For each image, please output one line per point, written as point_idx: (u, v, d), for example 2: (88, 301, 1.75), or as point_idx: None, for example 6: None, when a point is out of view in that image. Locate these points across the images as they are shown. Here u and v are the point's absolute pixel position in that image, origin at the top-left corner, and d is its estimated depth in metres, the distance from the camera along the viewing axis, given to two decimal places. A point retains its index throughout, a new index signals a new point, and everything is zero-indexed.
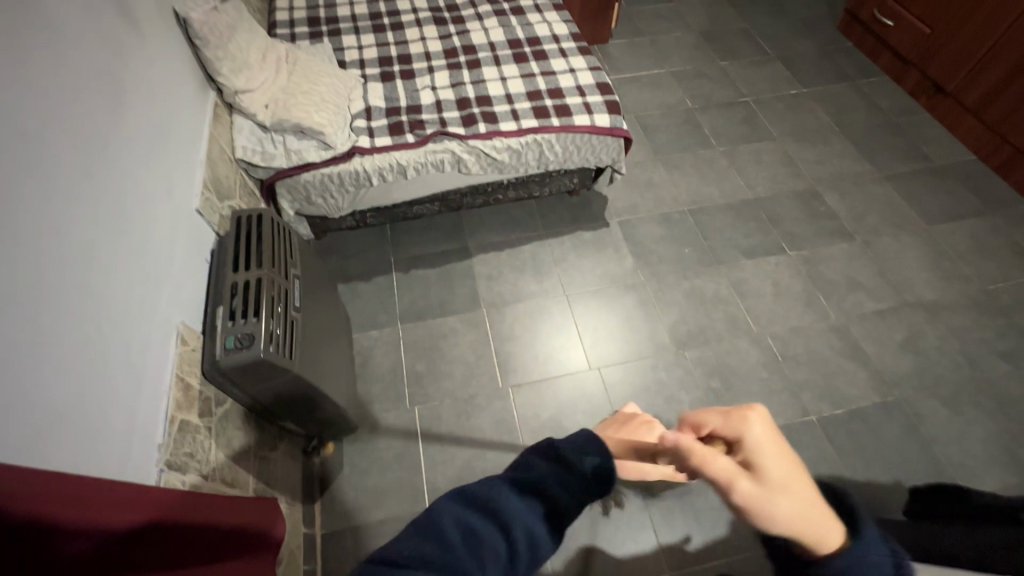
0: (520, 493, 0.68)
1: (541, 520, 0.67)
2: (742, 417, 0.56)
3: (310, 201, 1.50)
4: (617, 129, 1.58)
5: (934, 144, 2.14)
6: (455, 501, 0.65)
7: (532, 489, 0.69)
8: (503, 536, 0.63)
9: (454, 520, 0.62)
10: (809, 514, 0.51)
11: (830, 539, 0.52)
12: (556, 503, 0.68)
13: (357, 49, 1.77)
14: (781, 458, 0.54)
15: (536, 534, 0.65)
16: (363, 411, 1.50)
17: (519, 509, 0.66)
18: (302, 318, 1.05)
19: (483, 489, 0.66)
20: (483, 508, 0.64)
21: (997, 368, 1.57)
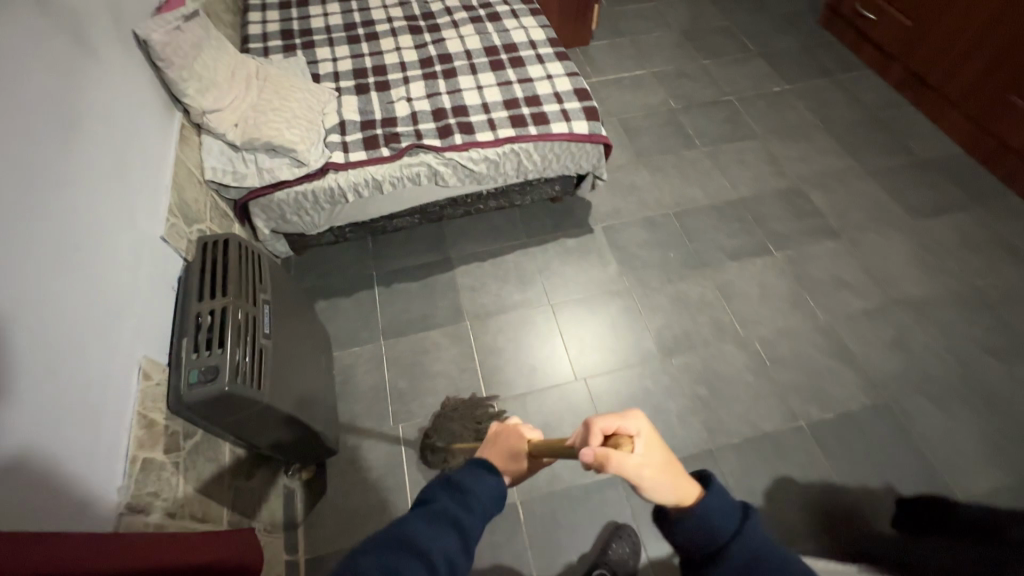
0: (431, 522, 0.69)
1: (455, 544, 0.68)
2: (633, 419, 0.64)
3: (285, 219, 1.48)
4: (596, 136, 1.55)
5: (918, 137, 2.13)
6: (371, 543, 0.64)
7: (443, 515, 0.70)
8: (425, 562, 0.64)
9: (373, 559, 0.62)
10: (679, 484, 0.64)
11: (688, 495, 0.66)
12: (466, 524, 0.71)
13: (331, 62, 1.74)
14: (662, 448, 0.64)
15: (455, 555, 0.67)
16: (347, 431, 1.48)
17: (433, 536, 0.67)
18: (273, 345, 1.03)
19: (395, 526, 0.67)
20: (399, 543, 0.65)
21: (986, 365, 1.55)
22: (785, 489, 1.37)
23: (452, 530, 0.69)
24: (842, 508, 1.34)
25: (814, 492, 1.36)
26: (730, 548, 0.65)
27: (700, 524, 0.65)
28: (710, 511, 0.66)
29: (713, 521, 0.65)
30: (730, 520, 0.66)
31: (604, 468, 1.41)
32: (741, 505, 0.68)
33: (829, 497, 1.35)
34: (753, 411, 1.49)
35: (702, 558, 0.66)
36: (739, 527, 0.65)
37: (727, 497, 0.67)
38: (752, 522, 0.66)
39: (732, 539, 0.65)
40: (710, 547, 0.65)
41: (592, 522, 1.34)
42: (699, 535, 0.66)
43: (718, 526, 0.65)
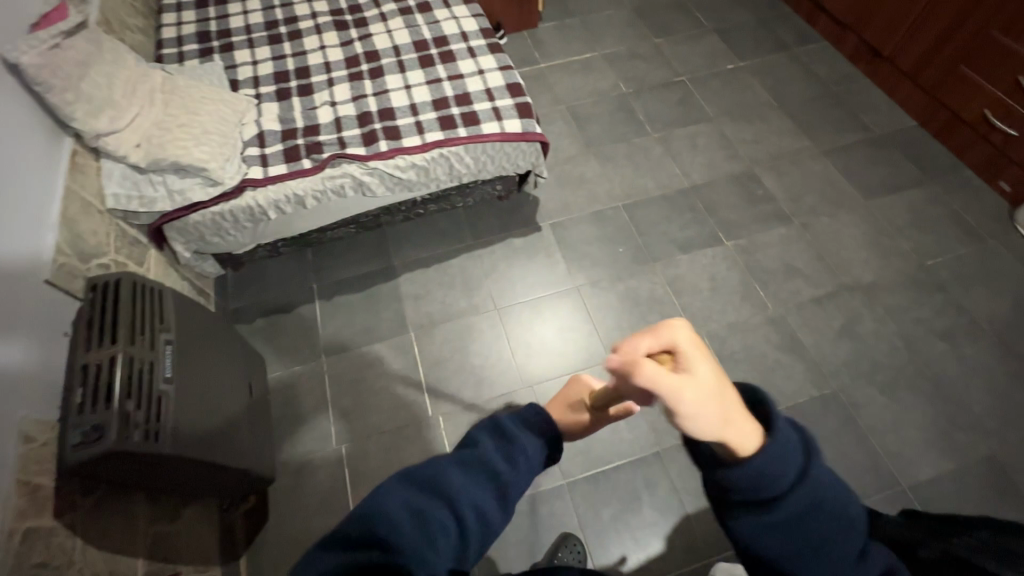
0: (466, 470, 0.62)
1: (491, 495, 0.61)
2: (671, 329, 0.48)
3: (206, 241, 1.41)
4: (529, 134, 1.48)
5: (874, 112, 2.07)
6: (398, 484, 0.59)
7: (481, 464, 0.63)
8: (451, 512, 0.58)
9: (399, 503, 0.57)
10: (732, 417, 0.50)
11: (750, 438, 0.51)
12: (507, 478, 0.63)
13: (251, 66, 1.64)
14: (709, 362, 0.49)
15: (488, 510, 0.61)
16: (288, 455, 1.45)
17: (466, 485, 0.61)
18: (176, 389, 0.98)
19: (426, 467, 0.61)
20: (428, 487, 0.59)
21: (934, 348, 1.54)
22: None
23: (488, 483, 0.62)
24: None
25: None
26: (788, 497, 0.51)
27: (761, 471, 0.51)
28: (775, 455, 0.51)
29: (777, 470, 0.50)
30: (794, 464, 0.51)
31: (550, 478, 1.39)
32: (805, 440, 0.53)
33: None
34: None
35: (747, 504, 0.52)
36: (805, 468, 0.52)
37: (791, 434, 0.52)
38: (817, 459, 0.52)
39: (792, 486, 0.51)
40: (768, 494, 0.51)
41: (539, 535, 1.33)
42: (753, 484, 0.51)
43: (784, 472, 0.51)
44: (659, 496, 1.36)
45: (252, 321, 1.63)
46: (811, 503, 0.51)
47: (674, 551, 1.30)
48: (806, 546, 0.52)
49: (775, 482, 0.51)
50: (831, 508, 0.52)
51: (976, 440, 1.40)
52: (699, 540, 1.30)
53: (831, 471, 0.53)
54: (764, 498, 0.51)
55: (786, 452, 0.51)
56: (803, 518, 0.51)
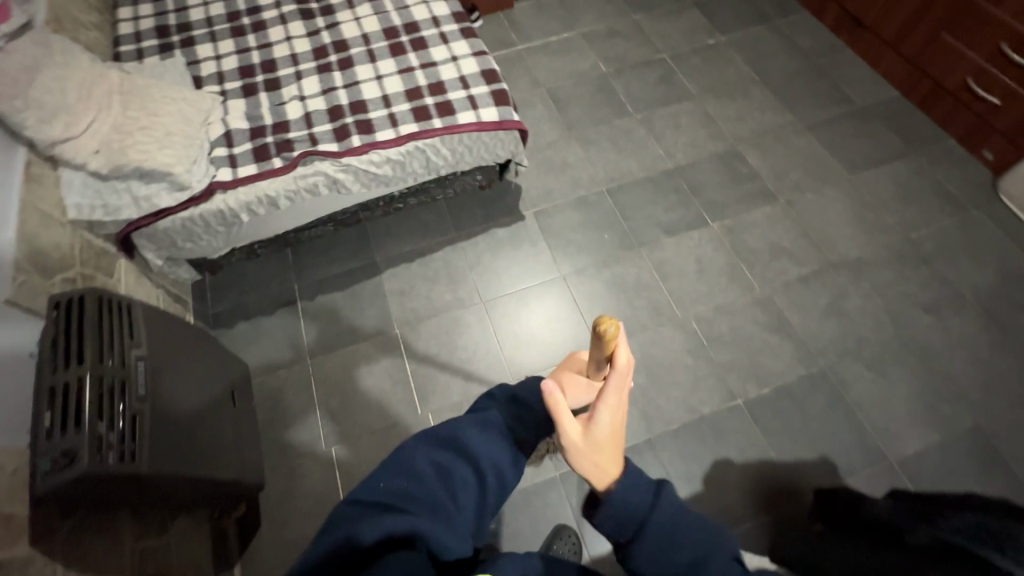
0: (483, 431, 0.73)
1: (506, 450, 0.73)
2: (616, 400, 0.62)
3: (177, 247, 1.36)
4: (507, 122, 1.44)
5: (857, 84, 2.04)
6: (425, 440, 0.70)
7: (494, 427, 0.74)
8: (471, 468, 0.68)
9: (424, 459, 0.67)
10: (590, 464, 0.65)
11: (604, 479, 0.66)
12: (518, 440, 0.75)
13: (214, 61, 1.57)
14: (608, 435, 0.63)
15: (503, 466, 0.72)
16: (276, 460, 1.43)
17: (483, 445, 0.71)
18: (151, 406, 0.96)
19: (447, 428, 0.72)
20: (450, 445, 0.70)
21: (920, 322, 1.55)
22: (724, 472, 1.36)
23: (503, 444, 0.73)
24: (778, 483, 1.35)
25: (751, 471, 1.36)
26: (647, 525, 0.64)
27: (619, 504, 0.65)
28: (627, 487, 0.65)
29: (629, 501, 0.65)
30: (646, 496, 0.66)
31: (543, 470, 1.39)
32: (656, 479, 0.68)
33: (766, 474, 1.36)
34: (691, 394, 1.47)
35: (623, 540, 0.65)
36: (657, 501, 0.66)
37: (641, 476, 0.67)
38: (667, 494, 0.67)
39: (648, 515, 0.65)
40: (636, 529, 0.65)
41: (533, 527, 1.33)
42: (619, 519, 0.65)
43: (637, 503, 0.65)
44: None
45: (233, 325, 1.60)
46: (667, 527, 0.64)
47: None
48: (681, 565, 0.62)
49: (633, 514, 0.65)
50: (688, 528, 0.65)
51: (962, 411, 1.42)
52: None
53: (680, 499, 0.67)
54: (631, 529, 0.65)
55: (636, 486, 0.66)
56: (667, 543, 0.64)
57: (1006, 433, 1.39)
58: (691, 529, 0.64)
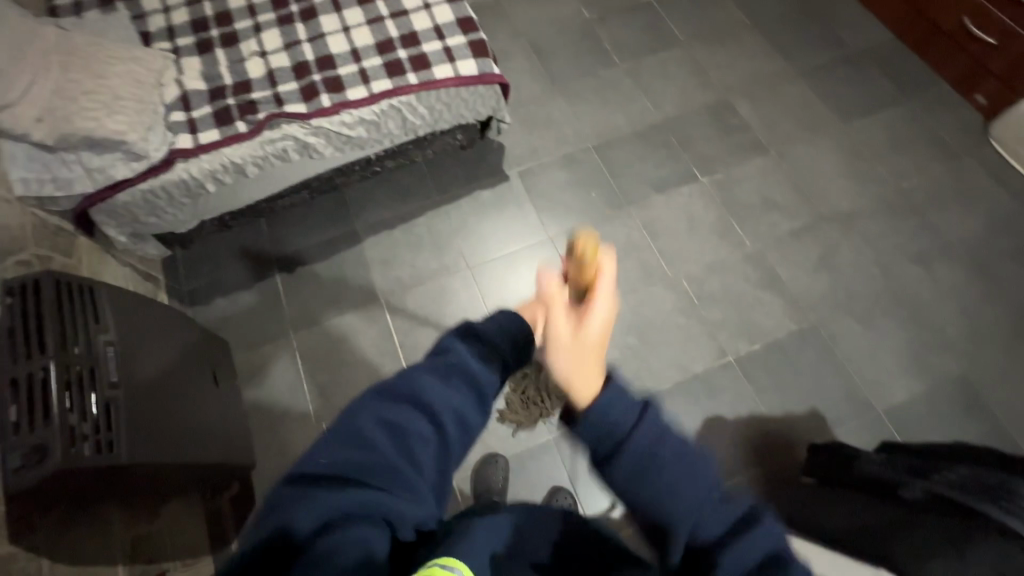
0: (443, 377, 0.62)
1: (470, 399, 0.63)
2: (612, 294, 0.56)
3: (140, 222, 1.27)
4: (487, 76, 1.34)
5: (851, 26, 1.96)
6: (375, 396, 0.60)
7: (455, 369, 0.63)
8: (430, 422, 0.59)
9: (373, 419, 0.58)
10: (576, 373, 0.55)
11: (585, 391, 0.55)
12: (486, 381, 0.65)
13: (162, 13, 1.43)
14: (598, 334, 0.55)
15: (467, 412, 0.62)
16: (266, 437, 1.41)
17: (443, 393, 0.61)
18: (126, 393, 0.91)
19: (400, 379, 0.62)
20: (404, 398, 0.60)
21: (908, 273, 1.55)
22: (715, 429, 1.38)
23: (468, 389, 0.63)
24: (768, 438, 1.37)
25: (742, 427, 1.38)
26: (626, 446, 0.52)
27: (601, 418, 0.52)
28: (610, 405, 0.53)
29: (609, 413, 0.52)
30: (631, 410, 0.53)
31: (537, 434, 1.39)
32: (640, 397, 0.54)
33: (757, 429, 1.38)
34: (682, 354, 1.46)
35: (599, 457, 0.53)
36: (643, 417, 0.53)
37: (629, 391, 0.53)
38: (655, 414, 0.53)
39: (628, 435, 0.52)
40: (613, 446, 0.52)
41: (530, 491, 1.34)
42: (594, 434, 0.52)
43: (618, 418, 0.52)
44: None
45: (210, 301, 1.53)
46: (650, 446, 0.52)
47: None
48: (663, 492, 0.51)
49: (610, 423, 0.52)
50: (679, 454, 0.52)
51: (946, 360, 1.44)
52: None
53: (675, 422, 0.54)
54: (608, 447, 0.52)
55: (620, 404, 0.53)
56: (648, 468, 0.51)
57: (988, 380, 1.42)
58: (680, 454, 0.52)
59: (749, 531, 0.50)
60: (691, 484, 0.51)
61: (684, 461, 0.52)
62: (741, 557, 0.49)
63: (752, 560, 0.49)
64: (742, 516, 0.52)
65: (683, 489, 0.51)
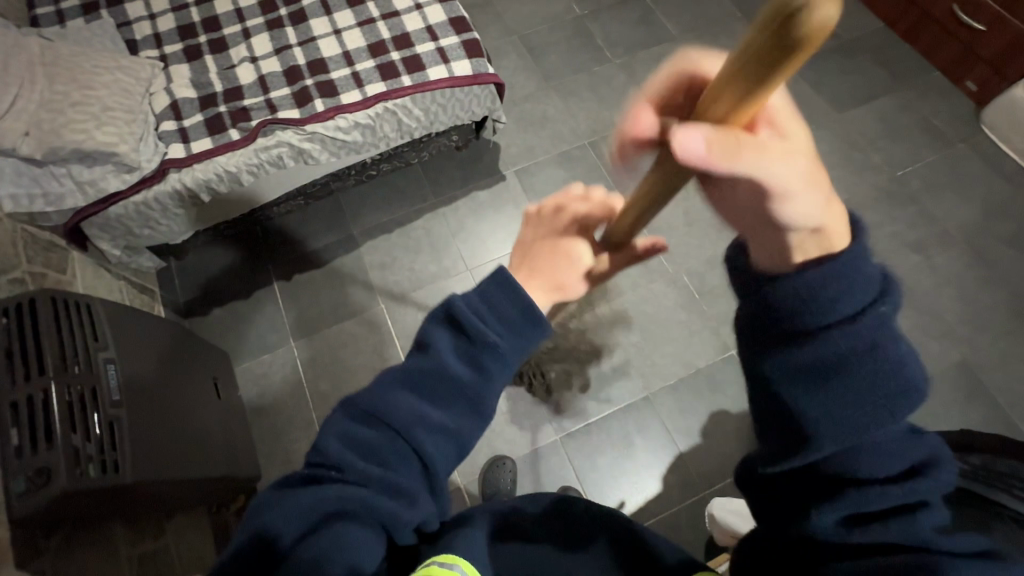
0: (417, 387, 0.58)
1: (449, 408, 0.58)
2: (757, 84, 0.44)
3: (134, 235, 1.25)
4: (482, 76, 1.33)
5: (841, 15, 1.96)
6: (347, 412, 0.57)
7: (430, 377, 0.58)
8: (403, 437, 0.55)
9: (342, 439, 0.55)
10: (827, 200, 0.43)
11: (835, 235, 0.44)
12: (468, 381, 0.59)
13: (148, 20, 1.40)
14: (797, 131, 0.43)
15: (449, 422, 0.57)
16: (271, 447, 1.39)
17: (417, 406, 0.56)
18: (129, 410, 0.90)
19: (371, 391, 0.58)
20: (377, 413, 0.56)
21: (906, 261, 1.56)
22: (721, 424, 1.38)
23: (448, 394, 0.58)
24: None
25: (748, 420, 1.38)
26: (834, 331, 0.44)
27: (805, 289, 0.44)
28: (845, 274, 0.43)
29: (837, 289, 0.44)
30: (862, 296, 0.44)
31: (544, 434, 1.39)
32: (883, 287, 0.45)
33: None
34: (685, 349, 1.47)
35: (795, 325, 0.46)
36: (862, 310, 0.44)
37: (872, 270, 0.44)
38: (888, 311, 0.44)
39: (843, 321, 0.44)
40: (808, 317, 0.45)
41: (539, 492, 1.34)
42: (792, 302, 0.45)
43: (833, 297, 0.44)
44: (650, 438, 1.38)
45: (207, 312, 1.51)
46: (868, 343, 0.44)
47: (670, 489, 1.33)
48: (869, 395, 0.44)
49: (826, 296, 0.44)
50: (896, 362, 0.44)
51: (947, 346, 1.46)
52: (692, 476, 1.34)
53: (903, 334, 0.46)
54: (809, 324, 0.45)
55: (852, 282, 0.44)
56: (841, 365, 0.44)
57: (988, 364, 1.43)
58: (897, 372, 0.44)
59: (924, 481, 0.44)
60: (886, 410, 0.44)
61: (893, 383, 0.44)
62: (882, 495, 0.44)
63: (900, 504, 0.44)
64: (922, 463, 0.45)
65: (873, 409, 0.44)
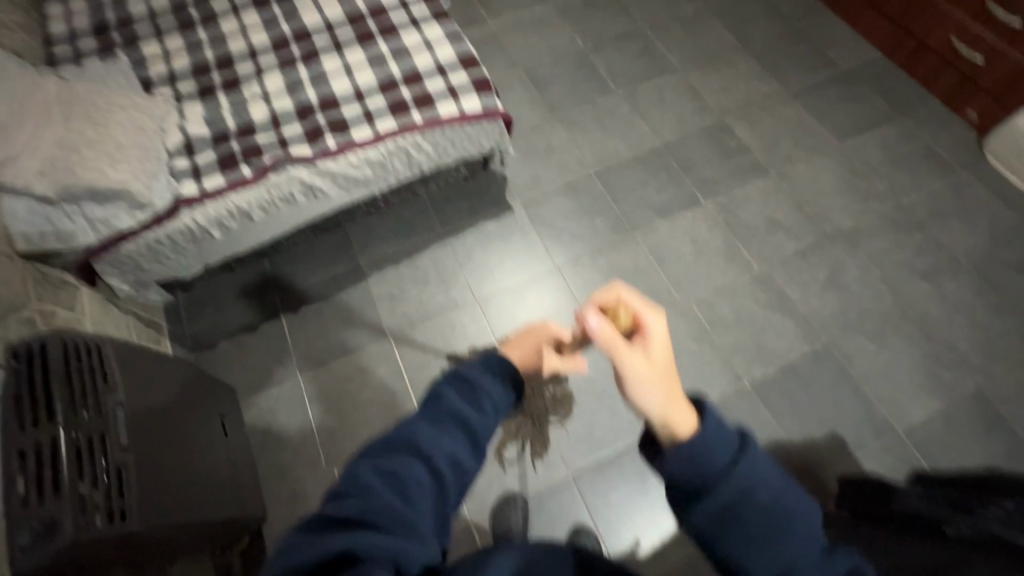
0: (434, 424, 0.62)
1: (461, 444, 0.62)
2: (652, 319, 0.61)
3: (144, 270, 1.25)
4: (490, 111, 1.34)
5: (839, 46, 2.00)
6: (371, 453, 0.59)
7: (445, 417, 0.63)
8: (426, 467, 0.58)
9: (370, 472, 0.56)
10: (674, 404, 0.56)
11: (686, 419, 0.55)
12: (476, 424, 0.64)
13: (164, 60, 1.43)
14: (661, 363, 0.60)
15: (462, 457, 0.62)
16: (276, 485, 1.36)
17: (437, 441, 0.61)
18: (137, 456, 0.87)
19: (391, 432, 0.61)
20: (401, 449, 0.59)
21: (916, 289, 1.55)
22: None
23: (458, 432, 0.63)
24: (790, 463, 1.35)
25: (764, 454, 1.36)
26: (721, 489, 0.52)
27: (691, 456, 0.53)
28: (706, 441, 0.53)
29: (709, 452, 0.53)
30: (727, 449, 0.53)
31: (555, 469, 1.36)
32: (739, 435, 0.55)
33: (778, 455, 1.35)
34: (697, 381, 1.45)
35: (688, 492, 0.53)
36: (737, 459, 0.53)
37: (725, 422, 0.55)
38: (753, 452, 0.54)
39: (723, 477, 0.52)
40: (700, 482, 0.53)
41: (551, 530, 1.30)
42: (684, 473, 0.53)
43: (713, 456, 0.53)
44: None
45: (214, 345, 1.50)
46: (747, 489, 0.52)
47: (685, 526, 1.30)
48: (765, 532, 0.52)
49: (702, 463, 0.53)
50: (768, 498, 0.53)
51: (962, 376, 1.44)
52: None
53: (769, 465, 0.54)
54: (695, 489, 0.53)
55: (720, 440, 0.54)
56: (734, 512, 0.52)
57: (1005, 394, 1.41)
58: (776, 505, 0.53)
59: None
60: (784, 541, 0.52)
61: (776, 520, 0.53)
62: None
63: None
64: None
65: (768, 542, 0.52)
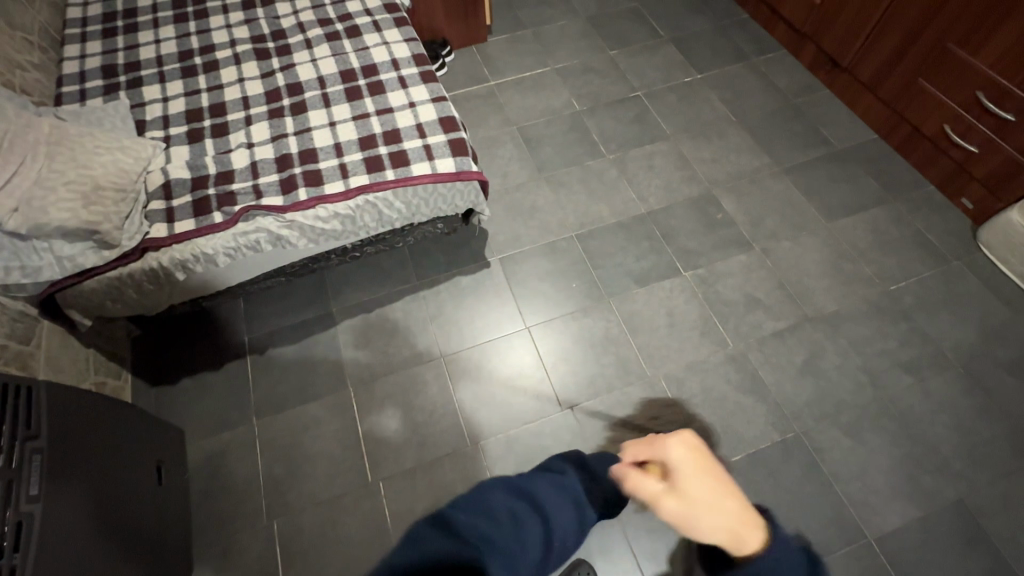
0: (556, 496, 0.85)
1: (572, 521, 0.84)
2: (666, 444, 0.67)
3: (106, 306, 1.27)
4: (465, 173, 1.37)
5: (835, 124, 2.00)
6: (505, 487, 0.79)
7: (564, 494, 0.87)
8: (543, 522, 0.78)
9: (503, 500, 0.76)
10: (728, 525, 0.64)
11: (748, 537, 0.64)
12: (582, 511, 0.87)
13: (161, 104, 1.49)
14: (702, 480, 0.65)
15: (567, 532, 0.82)
16: (213, 535, 1.33)
17: (555, 508, 0.82)
18: (49, 503, 0.86)
19: (524, 482, 0.83)
20: (527, 497, 0.80)
21: (898, 382, 1.48)
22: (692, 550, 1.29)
23: (570, 510, 0.85)
24: None
25: None
26: None
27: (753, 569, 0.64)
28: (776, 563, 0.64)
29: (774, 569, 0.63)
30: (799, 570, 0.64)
31: None
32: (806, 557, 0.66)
33: None
34: None
35: None
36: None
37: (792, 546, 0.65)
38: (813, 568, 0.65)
39: None
40: None
41: None
42: None
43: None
44: (614, 561, 1.28)
45: (176, 382, 1.50)
46: None
47: None
48: None
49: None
50: None
51: (942, 482, 1.35)
52: None
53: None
54: None
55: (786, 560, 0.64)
56: None
57: (989, 507, 1.32)
58: None
59: None
60: None
61: None
62: None
63: None
64: None
65: None
